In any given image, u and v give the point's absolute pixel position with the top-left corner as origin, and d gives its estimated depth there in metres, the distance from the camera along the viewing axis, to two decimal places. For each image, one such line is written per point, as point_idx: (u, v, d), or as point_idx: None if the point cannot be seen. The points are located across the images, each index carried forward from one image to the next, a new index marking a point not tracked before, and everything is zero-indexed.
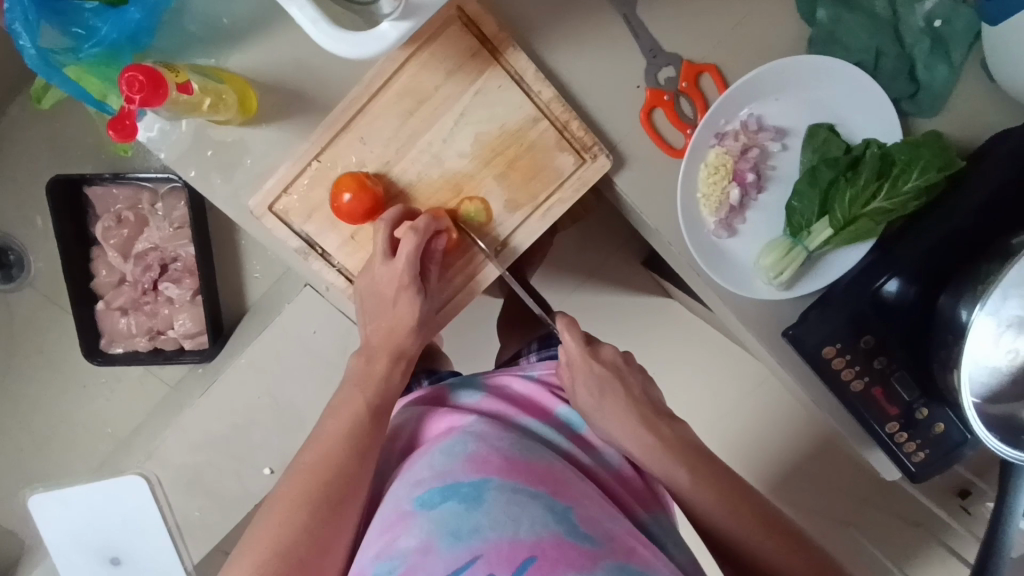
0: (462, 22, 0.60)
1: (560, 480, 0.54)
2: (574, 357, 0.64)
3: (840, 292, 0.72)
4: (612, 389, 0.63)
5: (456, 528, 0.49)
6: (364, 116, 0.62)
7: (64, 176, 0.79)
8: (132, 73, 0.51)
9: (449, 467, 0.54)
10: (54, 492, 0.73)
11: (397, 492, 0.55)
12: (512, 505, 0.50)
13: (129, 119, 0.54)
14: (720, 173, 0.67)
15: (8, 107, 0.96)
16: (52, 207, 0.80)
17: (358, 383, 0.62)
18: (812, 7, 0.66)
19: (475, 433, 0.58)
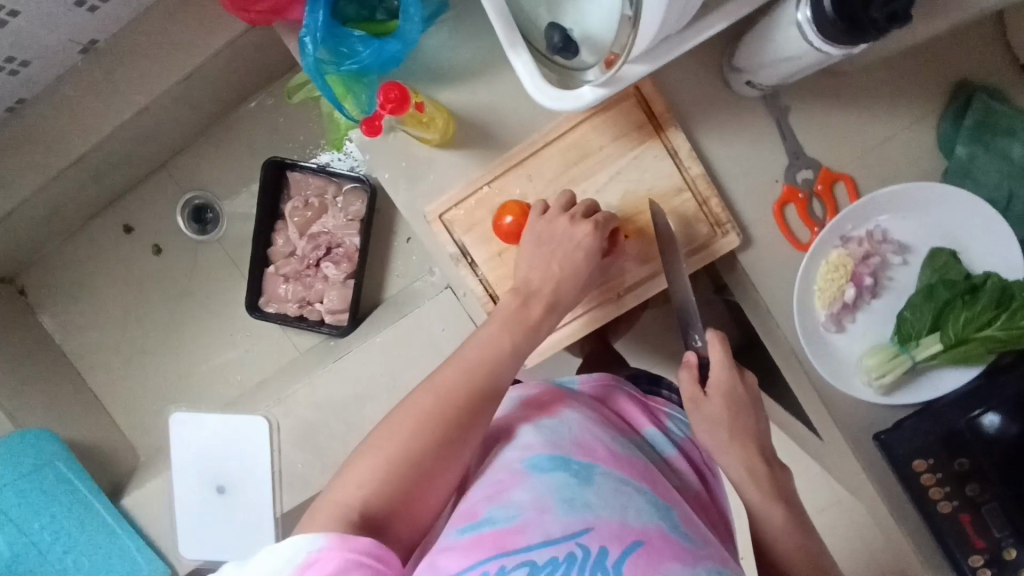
0: (636, 99, 0.71)
1: (658, 483, 0.61)
2: (723, 374, 0.68)
3: (940, 409, 0.74)
4: (745, 411, 0.68)
5: (569, 496, 0.55)
6: (536, 158, 0.73)
7: (278, 159, 0.96)
8: (392, 87, 0.67)
9: (559, 445, 0.60)
10: (196, 415, 0.86)
11: (507, 458, 0.61)
12: (620, 492, 0.56)
13: (378, 119, 0.70)
14: (839, 272, 0.73)
15: None
16: (262, 183, 0.96)
17: (507, 326, 0.66)
18: (952, 142, 0.72)
19: (580, 422, 0.64)
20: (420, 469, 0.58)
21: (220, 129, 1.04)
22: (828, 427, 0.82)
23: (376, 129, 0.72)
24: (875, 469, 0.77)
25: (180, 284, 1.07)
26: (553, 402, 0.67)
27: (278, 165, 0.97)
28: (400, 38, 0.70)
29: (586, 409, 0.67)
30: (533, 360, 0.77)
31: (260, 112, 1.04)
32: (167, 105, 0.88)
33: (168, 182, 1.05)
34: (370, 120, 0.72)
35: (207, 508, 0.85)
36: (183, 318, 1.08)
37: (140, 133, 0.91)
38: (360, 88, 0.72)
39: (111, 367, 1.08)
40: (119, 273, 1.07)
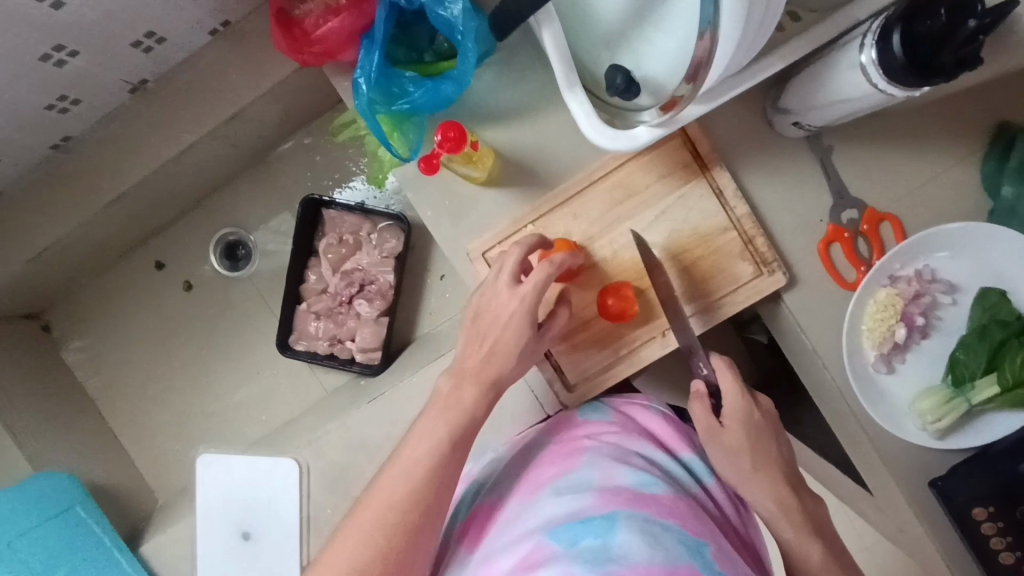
0: (681, 139, 0.72)
1: (688, 513, 0.55)
2: (735, 401, 0.66)
3: (995, 455, 0.72)
4: (767, 438, 0.65)
5: (592, 557, 0.50)
6: (581, 197, 0.73)
7: (315, 197, 0.99)
8: (452, 129, 0.66)
9: (576, 504, 0.56)
10: (220, 458, 0.83)
11: (530, 520, 0.57)
12: (646, 539, 0.50)
13: (435, 159, 0.69)
14: (889, 311, 0.71)
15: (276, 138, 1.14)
16: (300, 221, 0.99)
17: (445, 411, 0.64)
18: (998, 182, 0.72)
19: (596, 469, 0.60)
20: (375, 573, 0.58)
21: (261, 168, 1.07)
22: (875, 472, 0.79)
23: (434, 166, 0.69)
24: (929, 519, 0.74)
25: (210, 320, 1.09)
26: (572, 458, 0.63)
27: (314, 203, 1.00)
28: (454, 79, 0.69)
29: (607, 448, 0.63)
30: (574, 402, 0.75)
31: (296, 151, 1.07)
32: (212, 144, 0.89)
33: (206, 220, 1.08)
34: (429, 157, 0.69)
35: (232, 556, 0.81)
36: (212, 354, 1.09)
37: (184, 173, 0.92)
38: (409, 127, 0.73)
39: (139, 405, 1.09)
40: (151, 309, 1.09)
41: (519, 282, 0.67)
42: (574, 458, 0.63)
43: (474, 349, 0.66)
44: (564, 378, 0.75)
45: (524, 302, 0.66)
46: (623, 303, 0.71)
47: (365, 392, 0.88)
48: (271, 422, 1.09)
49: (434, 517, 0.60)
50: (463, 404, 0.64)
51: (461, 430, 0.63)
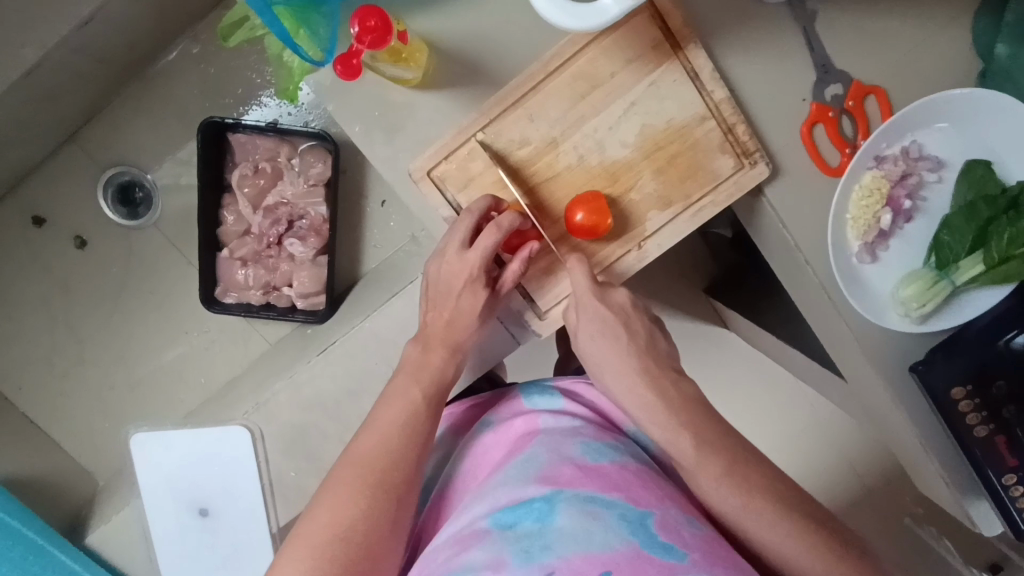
0: (649, 14, 0.61)
1: (636, 484, 0.52)
2: (584, 296, 0.63)
3: (972, 335, 0.71)
4: (614, 336, 0.62)
5: (528, 547, 0.46)
6: (538, 94, 0.62)
7: (216, 120, 0.84)
8: (369, 15, 0.53)
9: (519, 483, 0.52)
10: (158, 433, 0.74)
11: (472, 504, 0.53)
12: (584, 518, 0.47)
13: (356, 58, 0.55)
14: (874, 196, 0.66)
15: (161, 57, 0.95)
16: (201, 148, 0.84)
17: (414, 371, 0.61)
18: (992, 42, 0.65)
19: (546, 446, 0.57)
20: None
21: (140, 89, 0.96)
22: (855, 361, 0.78)
23: (355, 69, 0.55)
24: (907, 402, 0.74)
25: (116, 279, 1.00)
26: (522, 439, 0.60)
27: (216, 126, 0.85)
28: None
29: (555, 427, 0.60)
30: (548, 330, 0.69)
31: (182, 63, 0.95)
32: (66, 55, 0.79)
33: (84, 161, 0.97)
34: (346, 57, 0.55)
35: (189, 535, 0.75)
36: (128, 309, 1.00)
37: (38, 96, 0.82)
38: (318, 21, 0.58)
39: (54, 372, 1.00)
40: (45, 268, 0.99)
41: (470, 246, 0.62)
42: (523, 433, 0.61)
43: (437, 314, 0.64)
44: (535, 306, 0.68)
45: (472, 271, 0.62)
46: (595, 215, 0.62)
47: (314, 342, 0.79)
48: (215, 381, 1.00)
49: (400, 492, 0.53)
50: (432, 362, 0.62)
51: (433, 390, 0.60)
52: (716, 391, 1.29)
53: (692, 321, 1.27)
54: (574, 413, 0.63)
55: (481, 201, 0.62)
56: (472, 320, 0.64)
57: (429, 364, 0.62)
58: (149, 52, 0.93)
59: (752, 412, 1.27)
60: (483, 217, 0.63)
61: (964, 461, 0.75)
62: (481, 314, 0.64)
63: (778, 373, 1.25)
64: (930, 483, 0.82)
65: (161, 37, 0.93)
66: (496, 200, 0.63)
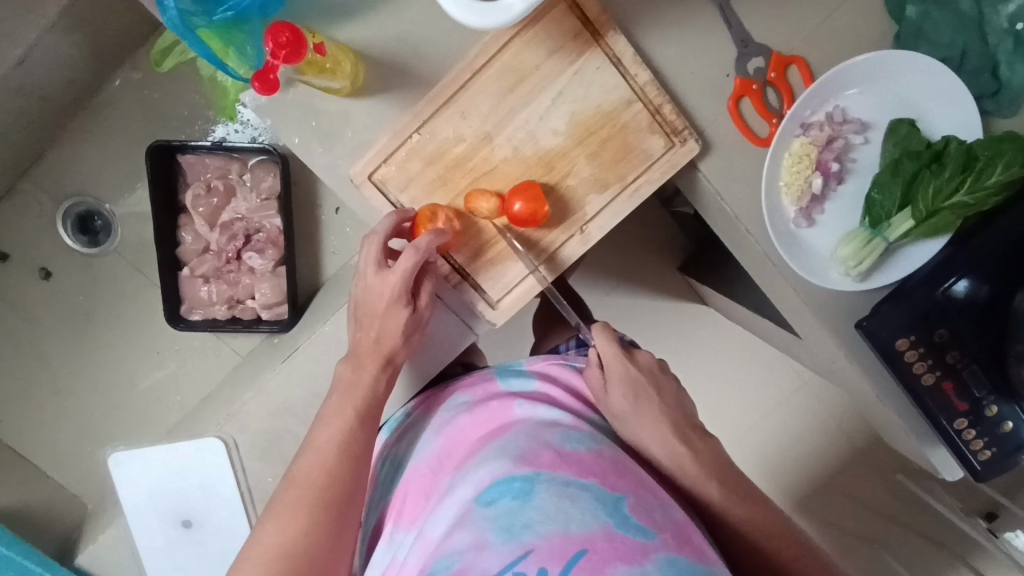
0: (566, 4, 0.62)
1: (611, 470, 0.53)
2: (614, 360, 0.65)
3: (913, 286, 0.73)
4: (644, 393, 0.65)
5: (508, 523, 0.47)
6: (467, 91, 0.64)
7: (163, 143, 0.85)
8: (280, 30, 0.55)
9: (499, 463, 0.53)
10: (136, 451, 0.76)
11: (455, 487, 0.55)
12: (562, 499, 0.48)
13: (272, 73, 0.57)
14: (804, 162, 0.68)
15: (106, 85, 0.96)
16: (150, 172, 0.85)
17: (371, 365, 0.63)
18: (902, 2, 0.67)
19: (525, 430, 0.58)
20: None
21: (89, 118, 0.97)
22: (805, 323, 0.80)
23: (273, 83, 0.59)
24: (858, 358, 0.77)
25: (85, 306, 1.01)
26: (500, 420, 0.61)
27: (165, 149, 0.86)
28: None
29: (534, 415, 0.61)
30: (502, 318, 0.71)
31: (129, 89, 0.97)
32: (9, 93, 0.81)
33: (42, 194, 0.99)
34: (263, 73, 0.58)
35: (175, 547, 0.77)
36: (101, 335, 1.02)
37: None
38: (242, 39, 0.60)
39: (34, 403, 1.02)
40: (15, 303, 1.01)
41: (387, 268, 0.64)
42: (500, 416, 0.62)
43: (366, 334, 0.65)
44: (486, 296, 0.70)
45: (389, 288, 0.63)
46: (532, 204, 0.64)
47: (281, 350, 0.81)
48: (194, 398, 1.02)
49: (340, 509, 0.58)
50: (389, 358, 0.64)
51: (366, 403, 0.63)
52: (690, 365, 1.31)
53: (660, 299, 1.30)
54: (548, 398, 0.65)
55: (385, 220, 0.64)
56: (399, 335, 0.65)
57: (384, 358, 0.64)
58: (94, 81, 0.94)
59: (726, 382, 1.30)
60: (392, 233, 0.65)
61: (917, 410, 0.77)
62: (406, 330, 0.65)
63: (748, 341, 1.28)
64: (891, 433, 0.85)
65: (105, 65, 0.94)
66: (402, 215, 0.65)
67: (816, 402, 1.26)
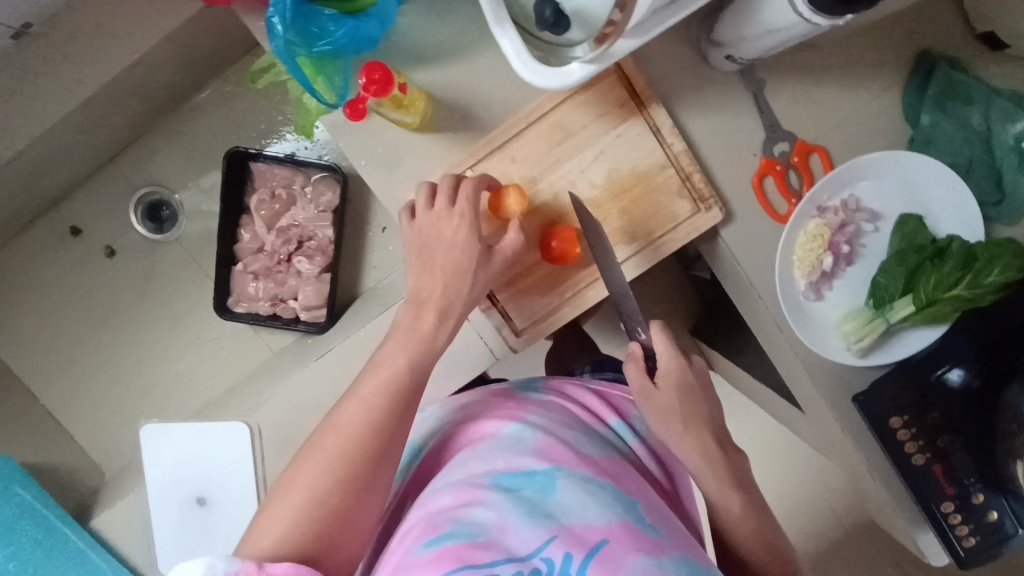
0: (617, 77, 0.71)
1: (623, 476, 0.59)
2: (669, 363, 0.66)
3: (910, 368, 0.78)
4: (693, 404, 0.66)
5: (531, 509, 0.52)
6: (519, 140, 0.72)
7: (241, 150, 0.95)
8: (374, 70, 0.63)
9: (519, 455, 0.58)
10: (167, 425, 0.81)
11: (471, 463, 0.59)
12: (583, 494, 0.53)
13: (361, 104, 0.66)
14: (817, 241, 0.75)
15: (196, 92, 1.06)
16: (225, 172, 0.95)
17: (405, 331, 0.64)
18: (917, 110, 0.75)
19: (541, 427, 0.62)
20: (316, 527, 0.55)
21: (175, 119, 1.07)
22: (807, 392, 0.85)
23: (360, 112, 0.67)
24: (854, 431, 0.80)
25: (137, 288, 1.09)
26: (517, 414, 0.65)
27: (241, 155, 0.96)
28: (377, 17, 0.67)
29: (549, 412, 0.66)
30: (524, 346, 0.77)
31: (213, 99, 1.07)
32: (114, 91, 0.90)
33: (119, 181, 1.08)
34: (354, 103, 0.67)
35: (186, 524, 0.81)
36: (146, 316, 1.09)
37: (88, 123, 0.93)
38: (333, 70, 0.69)
39: (74, 371, 1.09)
40: (75, 276, 1.09)
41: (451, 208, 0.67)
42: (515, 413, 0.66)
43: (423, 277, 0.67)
44: (512, 323, 0.76)
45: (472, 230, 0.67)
46: (566, 245, 0.71)
47: (314, 350, 0.87)
48: (221, 387, 1.08)
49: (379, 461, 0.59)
50: None
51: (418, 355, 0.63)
52: None
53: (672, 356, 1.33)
54: (561, 405, 0.70)
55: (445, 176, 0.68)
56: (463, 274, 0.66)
57: None
58: (187, 88, 1.04)
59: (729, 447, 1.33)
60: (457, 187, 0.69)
61: (908, 490, 0.80)
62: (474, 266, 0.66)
63: (752, 409, 1.31)
64: (883, 513, 0.88)
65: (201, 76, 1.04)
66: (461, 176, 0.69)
67: (816, 479, 1.28)
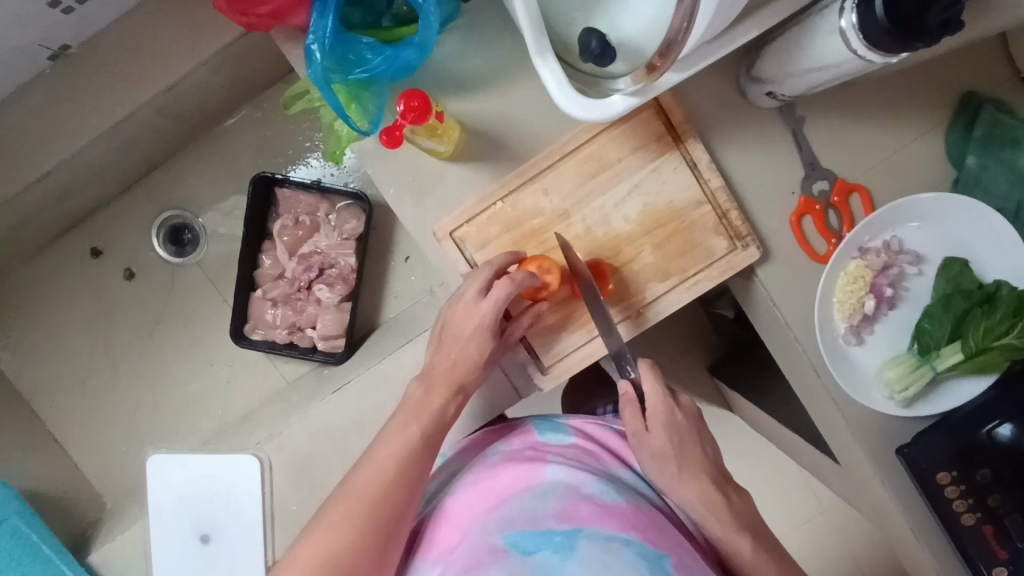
0: (654, 110, 0.69)
1: (650, 526, 0.55)
2: (657, 405, 0.64)
3: (955, 422, 0.73)
4: (688, 442, 0.64)
5: (552, 574, 0.50)
6: (553, 171, 0.70)
7: (267, 175, 0.94)
8: (413, 96, 0.62)
9: (537, 516, 0.55)
10: (176, 456, 0.78)
11: (491, 528, 0.57)
12: (608, 556, 0.50)
13: (399, 130, 0.64)
14: (858, 283, 0.72)
15: (227, 117, 1.07)
16: (249, 200, 0.94)
17: (414, 416, 0.67)
18: (962, 152, 0.73)
19: (561, 483, 0.59)
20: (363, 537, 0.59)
21: (203, 143, 1.07)
22: (843, 441, 0.80)
23: (397, 139, 0.64)
24: (896, 485, 0.76)
25: (154, 311, 1.08)
26: (534, 466, 0.62)
27: (267, 180, 0.95)
28: (415, 45, 0.66)
29: (568, 461, 0.62)
30: (549, 384, 0.73)
31: (242, 125, 1.07)
32: (149, 115, 0.91)
33: (142, 203, 1.07)
34: (392, 129, 0.64)
35: (191, 561, 0.78)
36: (162, 340, 1.08)
37: (118, 144, 0.93)
38: (368, 97, 0.68)
39: (85, 394, 1.07)
40: (91, 296, 1.08)
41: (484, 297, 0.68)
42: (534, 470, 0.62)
43: (444, 356, 0.70)
44: (539, 361, 0.73)
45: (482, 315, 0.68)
46: None
47: (331, 381, 0.84)
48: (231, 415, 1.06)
49: (397, 500, 0.62)
50: (434, 405, 0.67)
51: (433, 427, 0.67)
52: None
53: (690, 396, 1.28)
54: (580, 451, 0.66)
55: (499, 257, 0.69)
56: (474, 368, 0.69)
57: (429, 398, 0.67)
58: (218, 113, 1.05)
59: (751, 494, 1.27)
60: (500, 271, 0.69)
61: (955, 551, 0.75)
62: (486, 360, 0.70)
63: (774, 453, 1.26)
64: None
65: (232, 102, 1.05)
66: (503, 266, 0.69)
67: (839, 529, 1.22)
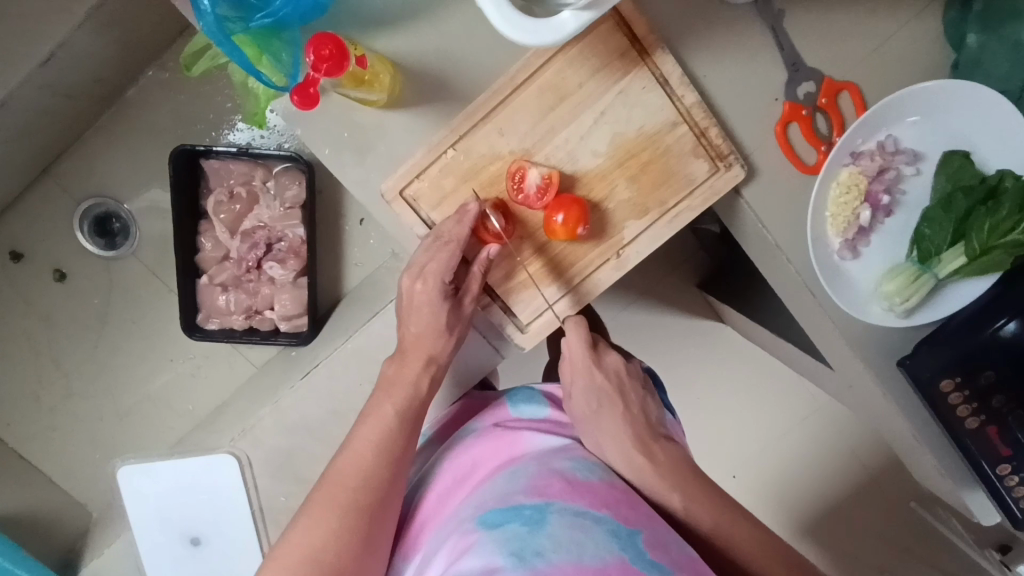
0: (614, 21, 0.60)
1: (624, 503, 0.52)
2: (582, 360, 0.65)
3: (956, 327, 0.70)
4: (610, 400, 0.64)
5: (518, 548, 0.45)
6: (508, 107, 0.62)
7: (188, 147, 0.86)
8: (323, 43, 0.53)
9: (508, 492, 0.52)
10: (145, 466, 0.74)
11: (462, 511, 0.53)
12: (576, 531, 0.46)
13: (313, 86, 0.56)
14: (852, 192, 0.65)
15: (132, 83, 0.96)
16: (174, 177, 0.86)
17: (387, 391, 0.63)
18: (962, 31, 0.64)
19: (534, 460, 0.56)
20: (346, 537, 0.55)
21: (114, 118, 0.97)
22: (840, 358, 0.77)
23: (312, 97, 0.57)
24: (898, 396, 0.73)
25: (97, 309, 1.01)
26: (511, 447, 0.59)
27: (189, 154, 0.87)
28: None
29: (544, 440, 0.60)
30: (530, 343, 0.68)
31: (152, 95, 0.96)
32: (35, 94, 0.80)
33: (59, 195, 0.98)
34: (304, 87, 0.57)
35: (182, 565, 0.76)
36: (113, 337, 1.02)
37: (10, 133, 0.83)
38: (279, 46, 0.58)
39: (44, 403, 1.03)
40: (26, 302, 1.01)
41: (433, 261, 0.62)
42: (511, 447, 0.59)
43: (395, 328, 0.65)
44: (515, 319, 0.68)
45: (432, 279, 0.62)
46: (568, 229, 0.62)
47: (297, 366, 0.80)
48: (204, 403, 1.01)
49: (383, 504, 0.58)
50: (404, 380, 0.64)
51: (406, 403, 0.63)
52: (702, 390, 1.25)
53: (676, 321, 1.24)
54: (555, 429, 0.64)
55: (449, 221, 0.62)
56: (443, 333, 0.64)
57: (396, 374, 0.64)
58: (121, 81, 0.94)
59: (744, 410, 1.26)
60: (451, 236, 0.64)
61: (958, 453, 0.73)
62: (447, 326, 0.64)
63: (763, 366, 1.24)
64: (928, 474, 0.81)
65: (134, 66, 0.93)
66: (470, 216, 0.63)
67: (840, 433, 1.21)
